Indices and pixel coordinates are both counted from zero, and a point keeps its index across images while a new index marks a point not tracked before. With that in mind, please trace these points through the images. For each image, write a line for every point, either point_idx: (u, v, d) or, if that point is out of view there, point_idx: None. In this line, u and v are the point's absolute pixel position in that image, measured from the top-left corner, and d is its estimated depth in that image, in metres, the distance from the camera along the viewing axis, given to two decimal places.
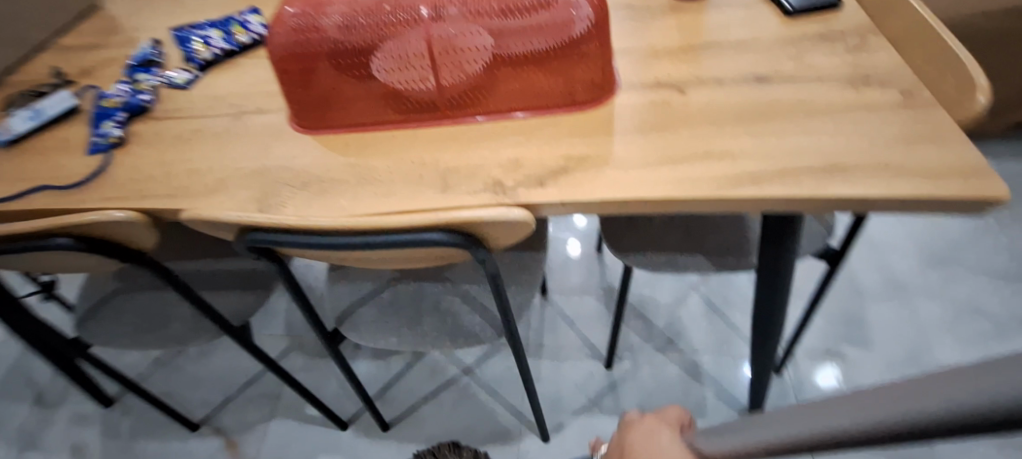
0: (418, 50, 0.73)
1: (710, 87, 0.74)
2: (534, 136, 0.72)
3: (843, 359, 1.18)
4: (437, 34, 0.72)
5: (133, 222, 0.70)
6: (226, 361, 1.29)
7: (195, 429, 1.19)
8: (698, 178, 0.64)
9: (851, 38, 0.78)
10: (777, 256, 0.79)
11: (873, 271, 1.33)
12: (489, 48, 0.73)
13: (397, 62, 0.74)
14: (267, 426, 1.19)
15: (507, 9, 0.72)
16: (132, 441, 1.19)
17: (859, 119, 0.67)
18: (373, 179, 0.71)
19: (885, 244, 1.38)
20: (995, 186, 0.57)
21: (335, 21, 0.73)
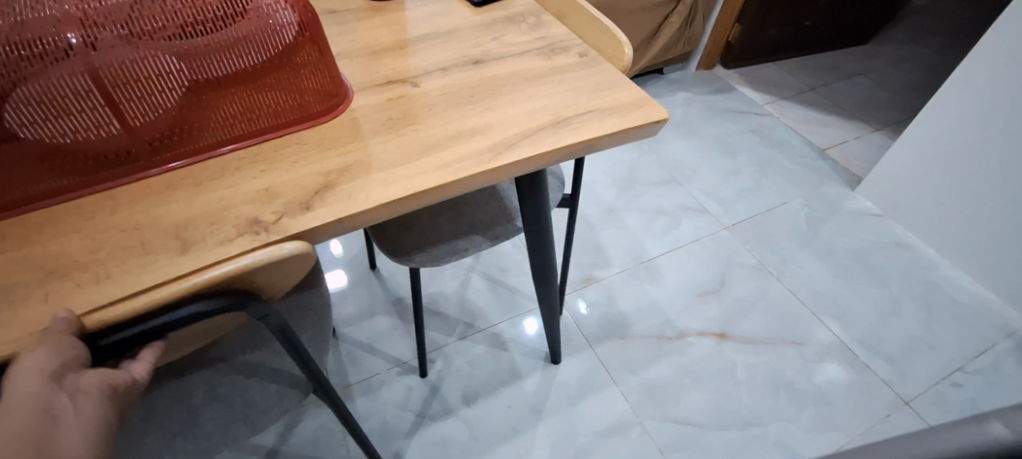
0: (76, 90, 0.56)
1: (438, 75, 0.75)
2: (277, 161, 0.62)
3: (597, 281, 1.43)
4: (98, 66, 0.56)
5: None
6: None
7: None
8: (462, 157, 0.65)
9: (530, 17, 0.88)
10: (537, 207, 0.87)
11: (592, 207, 1.62)
12: (179, 72, 0.60)
13: (45, 111, 0.55)
14: None
15: (187, 23, 0.59)
16: None
17: (563, 80, 0.77)
18: (69, 268, 0.52)
19: (592, 183, 1.69)
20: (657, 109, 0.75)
21: None
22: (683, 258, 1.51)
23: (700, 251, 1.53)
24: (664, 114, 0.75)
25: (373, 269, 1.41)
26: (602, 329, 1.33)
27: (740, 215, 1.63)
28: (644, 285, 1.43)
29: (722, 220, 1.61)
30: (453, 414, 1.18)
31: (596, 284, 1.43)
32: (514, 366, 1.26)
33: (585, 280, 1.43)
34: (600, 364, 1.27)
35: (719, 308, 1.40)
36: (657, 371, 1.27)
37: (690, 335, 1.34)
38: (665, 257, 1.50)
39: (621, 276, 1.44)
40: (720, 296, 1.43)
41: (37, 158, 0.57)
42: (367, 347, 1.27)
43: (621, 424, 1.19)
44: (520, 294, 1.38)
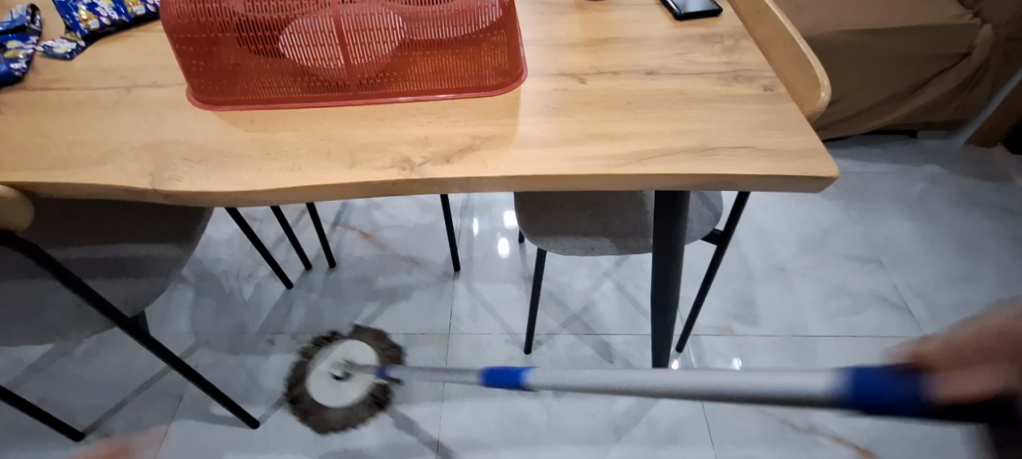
0: (330, 30, 0.73)
1: (607, 77, 0.81)
2: (444, 118, 0.75)
3: (732, 334, 1.36)
4: (346, 14, 0.72)
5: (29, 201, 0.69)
6: (120, 362, 1.34)
7: (82, 436, 1.23)
8: (592, 156, 0.70)
9: (727, 40, 0.87)
10: (670, 234, 0.88)
11: (758, 256, 1.53)
12: (398, 30, 0.75)
13: (305, 39, 0.74)
14: (166, 427, 1.25)
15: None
16: (26, 447, 1.21)
17: (729, 109, 0.76)
18: (278, 153, 0.70)
19: (767, 231, 1.60)
20: (826, 164, 0.68)
21: None
22: (846, 343, 1.35)
23: (874, 349, 1.34)
24: (835, 171, 0.67)
25: (520, 243, 1.58)
26: None
27: (948, 328, 1.38)
28: (785, 357, 1.32)
29: (922, 325, 1.38)
30: (538, 397, 1.27)
31: (731, 337, 1.36)
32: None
33: (720, 330, 1.38)
34: (701, 416, 1.23)
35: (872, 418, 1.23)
36: (765, 451, 1.18)
37: (824, 435, 1.20)
38: (826, 339, 1.36)
39: (763, 342, 1.35)
40: None
41: (292, 73, 0.76)
42: (490, 307, 1.44)
43: None
44: (642, 312, 1.41)
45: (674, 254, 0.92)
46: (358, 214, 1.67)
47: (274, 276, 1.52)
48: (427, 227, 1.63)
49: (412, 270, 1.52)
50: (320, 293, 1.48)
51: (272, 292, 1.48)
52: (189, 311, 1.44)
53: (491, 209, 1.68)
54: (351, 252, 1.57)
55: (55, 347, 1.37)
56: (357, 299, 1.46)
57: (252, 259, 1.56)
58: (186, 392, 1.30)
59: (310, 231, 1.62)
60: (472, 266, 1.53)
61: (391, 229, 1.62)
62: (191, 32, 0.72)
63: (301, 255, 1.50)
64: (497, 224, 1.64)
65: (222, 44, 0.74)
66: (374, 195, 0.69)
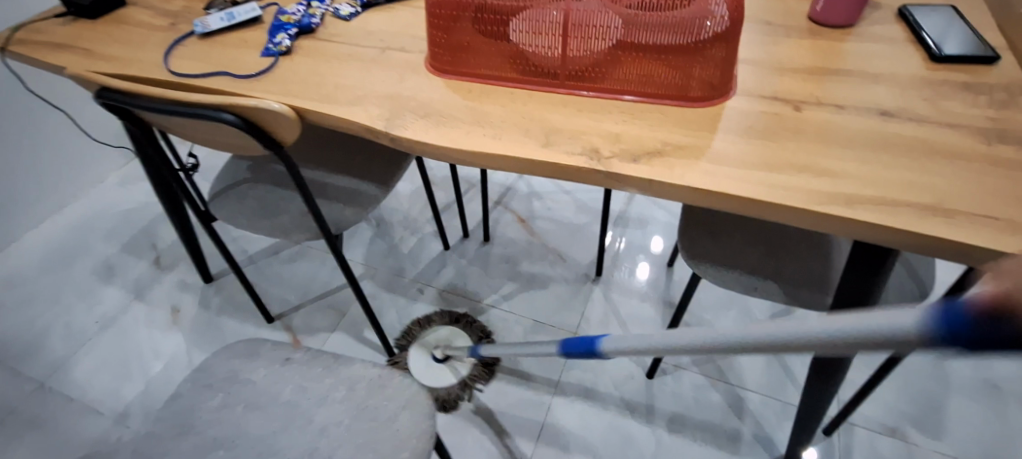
0: (556, 25, 0.79)
1: (827, 109, 0.75)
2: (642, 119, 0.76)
3: (903, 440, 1.15)
4: (575, 10, 0.77)
5: (276, 113, 0.81)
6: (309, 269, 1.52)
7: (271, 321, 1.41)
8: (792, 187, 0.66)
9: (994, 93, 0.75)
10: (860, 292, 0.77)
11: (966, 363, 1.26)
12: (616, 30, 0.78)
13: (532, 27, 0.80)
14: (329, 335, 1.38)
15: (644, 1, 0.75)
16: (218, 315, 1.43)
17: (983, 171, 0.65)
18: (483, 124, 0.78)
19: None
20: None
21: None
22: None
23: None
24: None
25: (668, 266, 1.52)
26: None
27: None
28: None
29: None
30: (652, 426, 1.21)
31: (900, 441, 1.15)
32: (738, 438, 1.18)
33: (891, 430, 1.17)
34: None
35: None
36: None
37: None
38: None
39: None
40: None
41: (515, 56, 0.83)
42: (621, 320, 1.41)
43: None
44: (792, 380, 1.26)
45: None
46: (520, 199, 1.73)
47: (436, 235, 1.63)
48: (581, 227, 1.64)
49: (559, 265, 1.54)
50: (472, 261, 1.57)
51: (431, 250, 1.60)
52: (366, 246, 1.61)
53: (647, 227, 1.62)
54: (505, 232, 1.64)
55: (271, 245, 1.58)
56: (509, 278, 1.52)
57: (427, 217, 1.69)
58: (349, 311, 1.43)
59: (476, 208, 1.71)
60: (615, 277, 1.50)
61: (548, 221, 1.66)
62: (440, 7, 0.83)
63: (464, 222, 1.60)
64: (642, 243, 1.58)
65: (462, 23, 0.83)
66: (556, 177, 0.73)
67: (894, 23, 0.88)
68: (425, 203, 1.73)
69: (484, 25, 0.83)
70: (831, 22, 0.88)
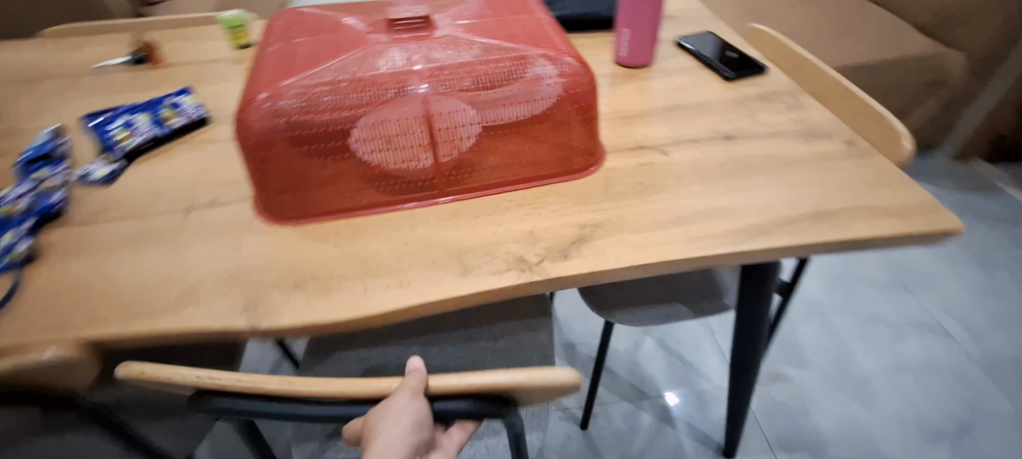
0: (400, 130, 0.69)
1: (689, 146, 0.79)
2: (543, 206, 0.71)
3: (787, 383, 1.39)
4: (425, 112, 0.69)
5: (68, 365, 0.57)
6: None
7: None
8: (716, 234, 0.68)
9: (786, 97, 0.89)
10: (759, 302, 0.89)
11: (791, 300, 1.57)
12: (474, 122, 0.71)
13: (382, 141, 0.69)
14: None
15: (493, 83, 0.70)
16: None
17: (827, 169, 0.76)
18: (378, 271, 0.64)
19: None
20: (948, 217, 0.69)
21: (306, 102, 0.67)
22: (901, 374, 1.40)
23: (926, 378, 1.39)
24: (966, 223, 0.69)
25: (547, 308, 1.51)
26: (789, 429, 1.30)
27: (986, 345, 1.46)
28: (845, 397, 1.36)
29: (963, 347, 1.45)
30: None
31: (786, 383, 1.39)
32: (680, 448, 1.22)
33: (774, 377, 1.41)
34: None
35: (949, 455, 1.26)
36: None
37: None
38: (878, 373, 1.40)
39: (822, 384, 1.38)
40: (953, 441, 1.28)
41: (362, 174, 0.71)
42: None
43: None
44: (691, 367, 1.35)
45: (759, 319, 0.93)
46: None
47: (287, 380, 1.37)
48: None
49: None
50: None
51: None
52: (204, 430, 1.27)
53: None
54: None
55: None
56: None
57: (270, 365, 1.41)
58: None
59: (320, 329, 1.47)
60: None
61: None
62: (259, 146, 0.68)
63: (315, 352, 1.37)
64: None
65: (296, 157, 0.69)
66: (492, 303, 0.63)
67: (681, 51, 0.99)
68: (262, 350, 1.44)
69: (311, 148, 0.69)
70: (631, 65, 0.94)
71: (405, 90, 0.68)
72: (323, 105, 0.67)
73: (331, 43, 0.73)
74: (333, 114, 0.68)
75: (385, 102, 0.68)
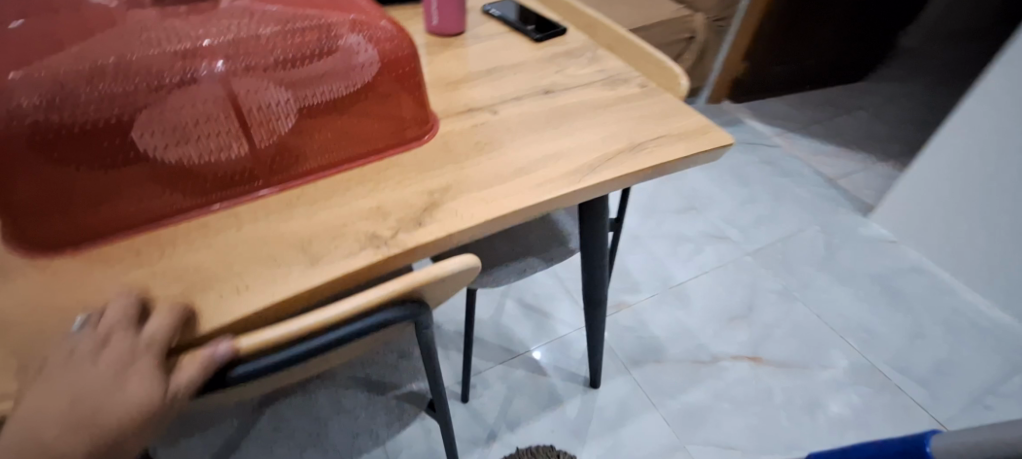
0: (192, 118, 0.58)
1: (514, 103, 0.82)
2: (383, 182, 0.67)
3: (626, 308, 1.56)
4: (220, 95, 0.59)
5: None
6: None
7: None
8: (552, 178, 0.69)
9: (587, 50, 0.96)
10: (595, 233, 0.96)
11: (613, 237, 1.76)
12: (286, 102, 0.62)
13: (173, 136, 0.58)
14: None
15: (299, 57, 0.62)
16: None
17: (632, 106, 0.83)
18: (205, 282, 0.53)
19: None
20: (722, 134, 0.77)
21: (43, 96, 0.51)
22: (707, 279, 1.64)
23: (724, 277, 1.65)
24: (732, 137, 0.77)
25: None
26: (635, 348, 1.47)
27: (759, 240, 1.76)
28: (668, 307, 1.57)
29: (745, 247, 1.74)
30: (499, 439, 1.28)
31: (627, 309, 1.55)
32: (555, 391, 1.37)
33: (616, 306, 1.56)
34: (638, 388, 1.38)
35: (749, 332, 1.51)
36: (694, 395, 1.37)
37: (724, 359, 1.45)
38: (691, 281, 1.64)
39: (652, 303, 1.57)
40: (748, 319, 1.54)
41: (155, 179, 0.58)
42: None
43: (667, 449, 1.28)
44: (547, 319, 1.52)
45: (599, 249, 1.00)
46: None
47: None
48: None
49: None
50: None
51: None
52: None
53: None
54: None
55: None
56: None
57: None
58: None
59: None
60: None
61: None
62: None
63: None
64: None
65: (52, 169, 0.54)
66: (351, 288, 0.58)
67: (488, 20, 1.02)
68: None
69: (69, 158, 0.54)
70: (446, 32, 0.96)
71: (186, 73, 0.57)
72: (72, 98, 0.52)
73: (73, 28, 0.58)
74: (89, 111, 0.53)
75: (162, 87, 0.56)
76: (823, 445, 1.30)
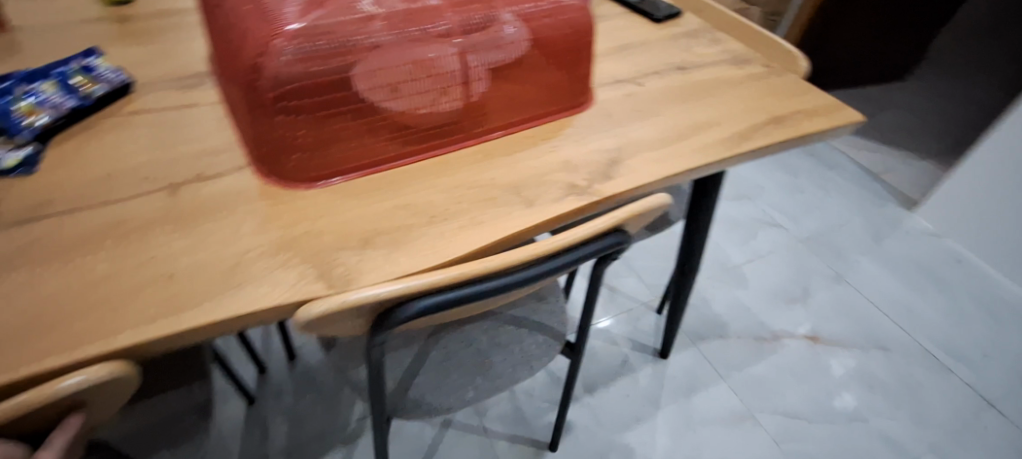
0: (406, 75, 0.64)
1: (655, 77, 0.88)
2: (563, 140, 0.73)
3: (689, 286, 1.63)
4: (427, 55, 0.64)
5: (105, 383, 0.43)
6: None
7: None
8: (713, 142, 0.76)
9: (704, 31, 1.02)
10: (703, 205, 1.02)
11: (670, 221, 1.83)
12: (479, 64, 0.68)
13: (392, 88, 0.63)
14: None
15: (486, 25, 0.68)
16: None
17: (762, 83, 0.89)
18: (441, 217, 0.60)
19: None
20: (853, 111, 0.84)
21: (295, 51, 0.58)
22: (762, 262, 1.72)
23: (777, 261, 1.73)
24: (862, 114, 0.84)
25: None
26: (700, 324, 1.54)
27: (810, 228, 1.84)
28: (728, 287, 1.64)
29: (796, 233, 1.82)
30: (578, 401, 1.35)
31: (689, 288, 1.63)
32: (627, 361, 1.44)
33: None
34: (704, 362, 1.46)
35: (806, 313, 1.59)
36: (759, 369, 1.45)
37: (785, 337, 1.53)
38: (747, 265, 1.71)
39: (711, 283, 1.65)
40: (804, 302, 1.62)
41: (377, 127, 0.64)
42: None
43: (737, 418, 1.35)
44: (611, 294, 1.59)
45: (702, 221, 1.06)
46: None
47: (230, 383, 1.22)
48: None
49: None
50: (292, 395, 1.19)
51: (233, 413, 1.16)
52: None
53: None
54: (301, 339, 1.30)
55: None
56: None
57: None
58: None
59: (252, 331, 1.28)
60: None
61: None
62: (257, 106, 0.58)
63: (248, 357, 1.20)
64: None
65: (297, 114, 0.59)
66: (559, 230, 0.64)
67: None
68: None
69: (311, 104, 0.60)
70: None
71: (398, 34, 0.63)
72: (315, 53, 0.59)
73: None
74: (327, 65, 0.59)
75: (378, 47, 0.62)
76: (881, 417, 1.38)
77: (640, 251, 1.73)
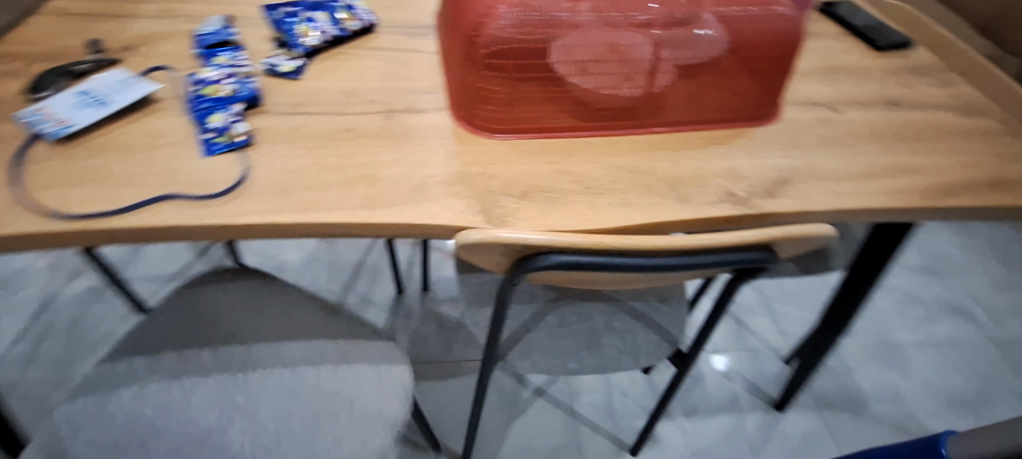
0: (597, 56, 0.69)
1: (858, 108, 0.83)
2: (737, 149, 0.73)
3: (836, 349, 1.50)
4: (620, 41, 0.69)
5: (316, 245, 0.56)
6: None
7: None
8: (903, 189, 0.70)
9: (933, 71, 0.93)
10: (878, 254, 0.93)
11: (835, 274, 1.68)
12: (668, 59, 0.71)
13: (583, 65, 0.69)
14: None
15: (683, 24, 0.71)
16: None
17: (987, 142, 0.80)
18: (598, 190, 0.64)
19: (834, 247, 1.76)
20: None
21: (509, 16, 0.65)
22: (933, 349, 1.52)
23: (953, 354, 1.51)
24: None
25: None
26: (837, 391, 1.42)
27: (1008, 329, 1.58)
28: (883, 363, 1.48)
29: (988, 330, 1.57)
30: (673, 419, 1.33)
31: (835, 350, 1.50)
32: (738, 399, 1.38)
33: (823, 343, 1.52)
34: (828, 430, 1.34)
35: (973, 421, 1.38)
36: None
37: None
38: (914, 347, 1.52)
39: (861, 352, 1.50)
40: (974, 409, 1.41)
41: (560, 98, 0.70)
42: None
43: None
44: (743, 328, 1.52)
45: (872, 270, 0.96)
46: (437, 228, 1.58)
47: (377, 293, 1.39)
48: None
49: None
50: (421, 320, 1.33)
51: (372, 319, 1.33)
52: None
53: None
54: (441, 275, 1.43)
55: None
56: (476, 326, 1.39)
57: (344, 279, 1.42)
58: None
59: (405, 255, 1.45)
60: None
61: None
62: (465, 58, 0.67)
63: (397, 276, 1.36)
64: None
65: (496, 71, 0.67)
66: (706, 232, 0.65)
67: (826, 19, 1.03)
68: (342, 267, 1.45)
69: (511, 65, 0.67)
70: None
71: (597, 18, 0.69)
72: (526, 21, 0.66)
73: None
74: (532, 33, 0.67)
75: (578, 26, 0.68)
76: None
77: (789, 295, 1.62)
